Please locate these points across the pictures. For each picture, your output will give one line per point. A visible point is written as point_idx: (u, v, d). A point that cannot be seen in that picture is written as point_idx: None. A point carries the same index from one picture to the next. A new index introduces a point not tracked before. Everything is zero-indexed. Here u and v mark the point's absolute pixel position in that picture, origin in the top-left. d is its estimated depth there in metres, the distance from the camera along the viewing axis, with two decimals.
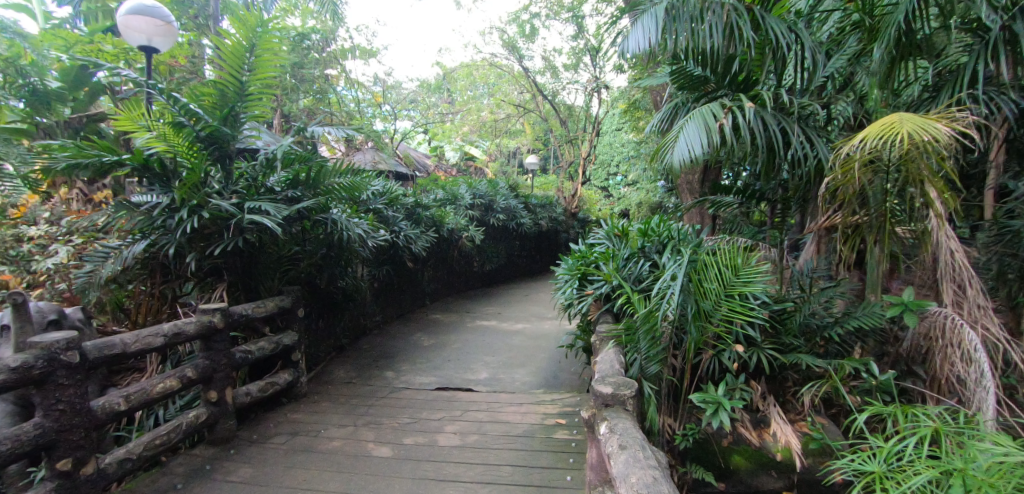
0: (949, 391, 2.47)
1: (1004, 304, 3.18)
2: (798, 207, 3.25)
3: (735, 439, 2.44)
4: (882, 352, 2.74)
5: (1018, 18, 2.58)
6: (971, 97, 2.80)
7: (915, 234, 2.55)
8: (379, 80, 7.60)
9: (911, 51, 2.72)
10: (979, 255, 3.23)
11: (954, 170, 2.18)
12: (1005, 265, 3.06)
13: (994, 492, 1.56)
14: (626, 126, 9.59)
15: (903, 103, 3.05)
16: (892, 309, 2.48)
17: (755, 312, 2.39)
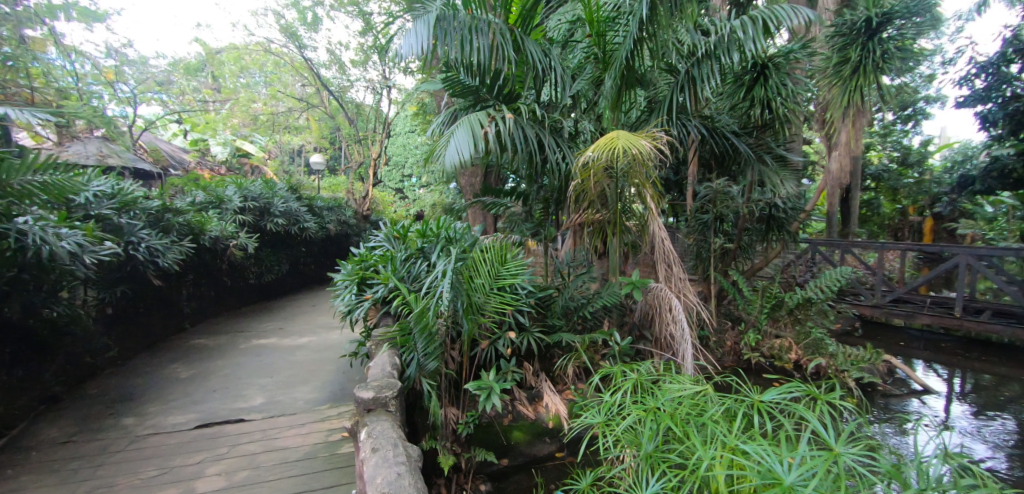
0: (666, 347, 3.09)
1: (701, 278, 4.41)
2: (558, 207, 3.62)
3: (514, 417, 2.71)
4: (623, 323, 3.34)
5: (694, 66, 3.48)
6: (667, 123, 3.65)
7: (639, 226, 3.16)
8: (113, 51, 6.06)
9: (632, 82, 3.38)
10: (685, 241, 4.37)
11: (658, 176, 2.77)
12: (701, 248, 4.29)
13: (678, 423, 1.72)
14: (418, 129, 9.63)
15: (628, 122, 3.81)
16: (625, 288, 3.03)
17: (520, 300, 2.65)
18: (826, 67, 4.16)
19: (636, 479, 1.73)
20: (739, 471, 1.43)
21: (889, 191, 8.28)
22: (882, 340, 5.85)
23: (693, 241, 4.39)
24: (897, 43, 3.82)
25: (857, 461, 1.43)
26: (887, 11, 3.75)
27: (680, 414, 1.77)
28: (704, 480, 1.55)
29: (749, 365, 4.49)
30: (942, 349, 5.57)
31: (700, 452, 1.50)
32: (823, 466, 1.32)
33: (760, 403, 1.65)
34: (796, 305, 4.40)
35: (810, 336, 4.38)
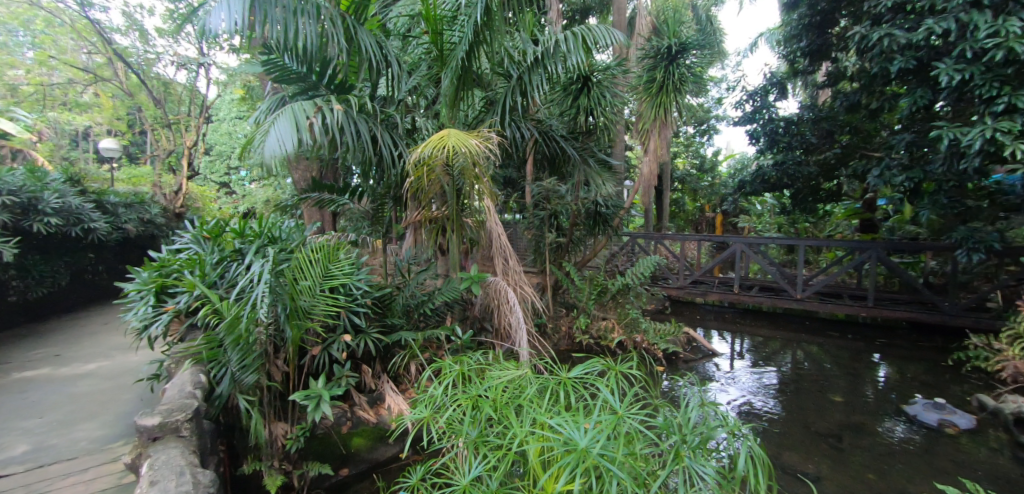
0: (506, 337, 3.19)
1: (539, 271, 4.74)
2: (395, 204, 3.54)
3: (354, 423, 2.59)
4: (464, 317, 3.41)
5: (525, 71, 3.69)
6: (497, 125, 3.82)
7: (474, 222, 3.24)
8: None
9: (469, 82, 3.45)
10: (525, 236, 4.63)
11: (487, 173, 2.88)
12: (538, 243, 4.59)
13: (504, 409, 1.81)
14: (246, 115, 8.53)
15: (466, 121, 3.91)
16: (464, 283, 3.10)
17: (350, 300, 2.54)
18: (638, 83, 4.78)
19: (461, 463, 1.77)
20: (547, 440, 1.58)
21: (691, 191, 10.03)
22: (684, 314, 6.89)
23: (531, 236, 4.89)
24: (692, 69, 4.54)
25: (639, 420, 1.68)
26: (683, 43, 4.44)
27: (502, 397, 1.88)
28: (520, 455, 1.67)
29: (581, 346, 4.94)
30: (726, 318, 6.77)
31: (516, 428, 1.62)
32: (611, 423, 1.53)
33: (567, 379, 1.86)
34: (617, 291, 4.99)
35: (629, 316, 4.98)
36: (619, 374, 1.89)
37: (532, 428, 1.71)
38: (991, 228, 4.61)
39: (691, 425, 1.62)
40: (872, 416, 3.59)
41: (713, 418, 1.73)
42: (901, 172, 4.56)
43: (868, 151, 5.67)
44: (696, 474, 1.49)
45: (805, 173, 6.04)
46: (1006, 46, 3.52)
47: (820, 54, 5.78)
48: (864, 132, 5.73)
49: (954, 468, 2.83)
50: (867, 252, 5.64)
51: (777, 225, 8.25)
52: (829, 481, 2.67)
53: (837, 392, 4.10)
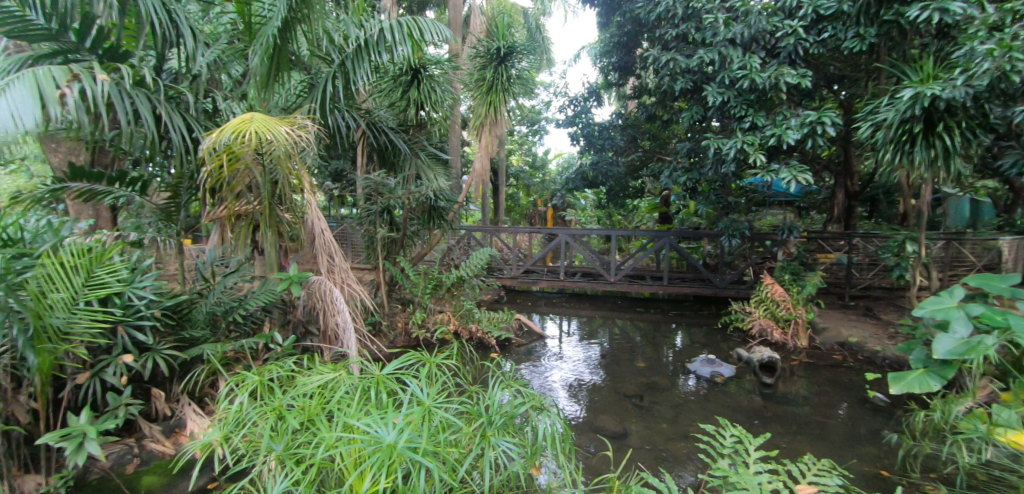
0: (336, 339, 2.92)
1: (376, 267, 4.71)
2: (191, 198, 3.09)
3: (144, 460, 2.16)
4: (286, 322, 3.05)
5: (348, 58, 3.50)
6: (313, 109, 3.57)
7: (292, 217, 2.96)
8: None
9: (283, 63, 3.13)
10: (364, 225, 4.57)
11: (301, 163, 2.66)
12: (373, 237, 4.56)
13: (320, 417, 1.68)
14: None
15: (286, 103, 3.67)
16: (281, 284, 2.82)
17: (127, 313, 2.16)
18: (470, 81, 4.87)
19: (264, 482, 1.60)
20: (354, 441, 1.52)
21: (525, 187, 10.81)
22: (517, 302, 7.24)
23: (363, 231, 4.68)
24: (520, 73, 4.74)
25: (444, 410, 1.71)
26: (511, 46, 4.62)
27: (314, 404, 1.75)
28: (328, 461, 1.57)
29: (418, 341, 4.88)
30: (554, 302, 7.28)
31: (323, 433, 1.53)
32: (419, 415, 1.55)
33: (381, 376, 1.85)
34: (452, 284, 5.03)
35: (464, 308, 5.05)
36: (433, 366, 1.94)
37: (342, 432, 1.62)
38: (745, 219, 5.77)
39: (496, 407, 1.75)
40: (667, 375, 4.21)
41: (516, 399, 1.87)
42: (684, 173, 5.44)
43: (662, 154, 6.70)
44: (502, 450, 1.59)
45: (616, 172, 6.82)
46: (750, 78, 4.40)
47: (627, 69, 6.55)
48: (660, 139, 6.64)
49: (722, 409, 3.46)
50: (662, 239, 6.61)
51: (597, 218, 9.15)
52: (633, 436, 3.05)
53: (643, 359, 4.73)
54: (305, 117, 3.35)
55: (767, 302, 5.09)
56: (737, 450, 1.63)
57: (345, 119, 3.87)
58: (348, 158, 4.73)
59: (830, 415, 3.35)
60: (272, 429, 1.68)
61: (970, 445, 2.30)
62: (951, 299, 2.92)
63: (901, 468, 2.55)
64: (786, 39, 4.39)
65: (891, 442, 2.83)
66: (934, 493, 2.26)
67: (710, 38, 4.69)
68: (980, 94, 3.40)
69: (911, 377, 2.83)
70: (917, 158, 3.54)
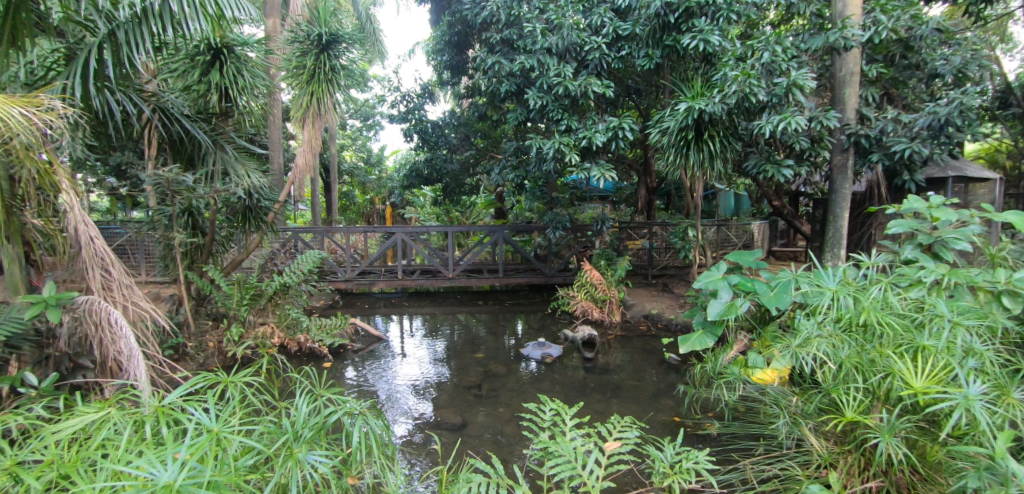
0: (118, 370, 2.40)
1: (177, 279, 4.11)
2: None
3: None
4: (42, 359, 2.43)
5: (118, 30, 2.93)
6: (68, 89, 2.90)
7: (43, 222, 2.38)
8: None
9: (21, 26, 2.48)
10: (159, 232, 3.90)
11: (49, 154, 2.16)
12: (170, 246, 3.93)
13: (80, 470, 1.36)
14: None
15: (29, 79, 2.93)
16: (31, 310, 2.25)
17: None
18: (287, 68, 4.44)
19: None
20: (120, 490, 1.28)
21: (360, 184, 10.34)
22: (354, 305, 6.87)
23: (157, 239, 3.99)
24: (346, 65, 4.45)
25: (239, 434, 1.53)
26: (335, 34, 4.32)
27: (71, 454, 1.43)
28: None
29: (236, 360, 4.32)
30: (394, 302, 7.07)
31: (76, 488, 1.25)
32: (206, 443, 1.38)
33: (162, 407, 1.61)
34: (274, 292, 4.53)
35: (290, 317, 4.60)
36: (231, 387, 1.73)
37: (107, 482, 1.35)
38: (566, 212, 6.30)
39: (303, 420, 1.63)
40: (504, 362, 4.41)
41: (336, 408, 1.78)
42: (512, 170, 5.73)
43: (493, 153, 6.89)
44: (312, 465, 1.51)
45: (449, 169, 6.88)
46: (564, 84, 4.80)
47: (459, 69, 6.63)
48: (492, 138, 6.81)
49: (551, 386, 3.75)
50: (496, 233, 6.89)
51: (435, 215, 9.14)
52: (471, 424, 3.13)
53: (482, 349, 4.88)
54: (58, 98, 2.71)
55: (586, 286, 5.67)
56: (555, 422, 1.77)
57: (118, 104, 3.24)
58: (132, 150, 3.99)
59: (637, 378, 3.86)
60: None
61: (731, 386, 2.85)
62: (717, 272, 3.57)
63: (687, 413, 3.06)
64: (593, 52, 4.89)
65: (680, 394, 3.37)
66: (710, 429, 2.77)
67: (530, 45, 5.01)
68: (732, 109, 4.18)
69: (693, 338, 3.41)
70: (691, 159, 4.26)
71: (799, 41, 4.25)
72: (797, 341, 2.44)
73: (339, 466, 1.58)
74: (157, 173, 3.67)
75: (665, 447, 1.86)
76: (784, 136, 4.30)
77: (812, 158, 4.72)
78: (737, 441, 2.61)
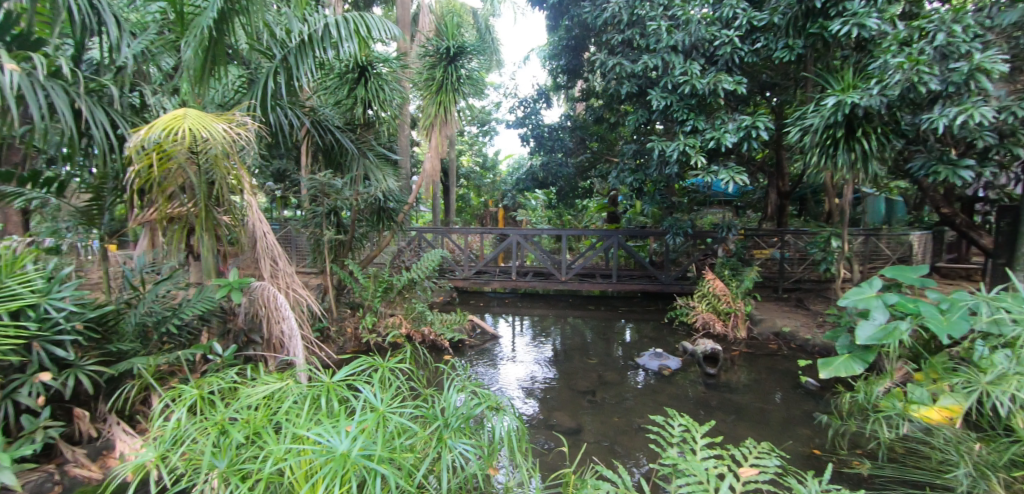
0: (281, 347, 2.78)
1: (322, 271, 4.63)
2: (117, 202, 2.90)
3: (69, 485, 2.03)
4: (225, 331, 2.90)
5: (290, 55, 3.38)
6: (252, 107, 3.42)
7: (230, 218, 2.82)
8: None
9: (220, 58, 2.98)
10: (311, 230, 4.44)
11: (238, 162, 2.54)
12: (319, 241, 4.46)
13: (265, 432, 1.59)
14: None
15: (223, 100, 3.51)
16: (220, 290, 2.68)
17: (58, 326, 2.07)
18: (419, 80, 4.78)
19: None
20: (305, 452, 1.47)
21: (476, 187, 10.81)
22: (469, 303, 7.20)
23: (309, 234, 4.55)
24: (470, 73, 4.67)
25: (399, 414, 1.69)
26: (461, 46, 4.57)
27: (261, 415, 1.67)
28: (277, 475, 1.51)
29: (368, 346, 4.76)
30: (507, 302, 7.27)
31: (270, 447, 1.47)
32: (373, 420, 1.54)
33: (332, 383, 1.81)
34: (403, 286, 4.95)
35: (415, 310, 4.95)
36: (385, 370, 1.90)
37: (292, 443, 1.57)
38: (688, 218, 6.00)
39: (452, 409, 1.74)
40: (618, 370, 4.31)
41: (472, 400, 1.88)
42: (631, 173, 5.55)
43: (609, 156, 6.79)
44: (458, 452, 1.59)
45: (564, 173, 6.86)
46: (691, 83, 4.58)
47: (575, 72, 6.63)
48: (607, 141, 6.73)
49: (671, 400, 3.59)
50: (611, 238, 6.75)
51: (547, 218, 9.28)
52: (586, 430, 3.11)
53: (594, 354, 4.82)
54: (245, 115, 3.22)
55: (709, 297, 5.33)
56: (685, 438, 1.68)
57: (287, 119, 3.74)
58: (292, 157, 4.58)
59: (766, 401, 3.54)
60: (215, 446, 1.58)
61: (890, 421, 2.50)
62: (871, 289, 3.16)
63: (831, 446, 2.73)
64: (722, 47, 4.60)
65: (822, 423, 3.03)
66: (860, 467, 2.45)
67: (653, 44, 4.86)
68: (893, 103, 3.69)
69: (837, 362, 3.03)
70: (840, 160, 3.79)
71: (982, 19, 3.63)
72: (988, 378, 2.14)
73: (482, 456, 1.65)
74: (314, 178, 4.22)
75: (809, 481, 1.66)
76: (961, 132, 3.67)
77: (997, 159, 3.98)
78: (893, 487, 2.21)
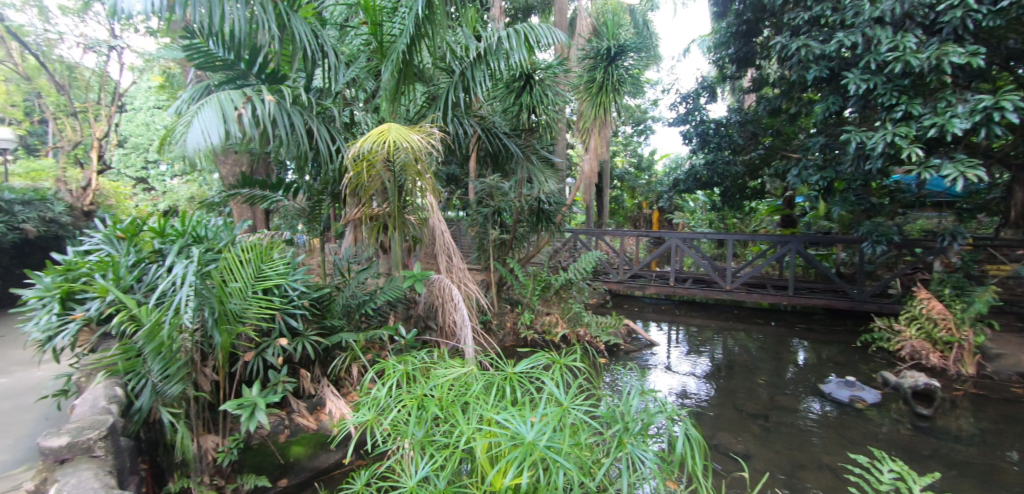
0: (454, 335, 3.05)
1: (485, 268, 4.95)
2: (332, 202, 3.45)
3: (293, 431, 2.52)
4: (408, 316, 3.29)
5: (466, 69, 3.69)
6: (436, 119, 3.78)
7: (417, 218, 3.17)
8: None
9: (410, 78, 3.38)
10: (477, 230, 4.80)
11: (427, 169, 2.84)
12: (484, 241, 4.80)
13: (449, 412, 1.76)
14: (163, 103, 7.84)
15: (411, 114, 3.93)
16: (407, 281, 3.03)
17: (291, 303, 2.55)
18: (579, 82, 4.81)
19: (405, 465, 1.72)
20: (497, 435, 1.57)
21: (630, 188, 10.52)
22: (623, 307, 7.08)
23: (475, 233, 4.91)
24: (629, 71, 4.58)
25: (583, 410, 1.70)
26: (622, 45, 4.47)
27: (449, 396, 1.84)
28: (467, 453, 1.67)
29: (525, 342, 4.97)
30: (664, 309, 6.97)
31: (463, 426, 1.60)
32: (558, 415, 1.57)
33: (514, 373, 1.90)
34: (560, 286, 5.12)
35: (572, 310, 5.07)
36: (563, 367, 1.91)
37: (479, 424, 1.70)
38: (893, 224, 5.06)
39: (633, 414, 1.68)
40: (797, 395, 3.83)
41: (654, 408, 1.79)
42: (818, 171, 4.86)
43: (786, 151, 6.07)
44: (639, 460, 1.55)
45: (734, 172, 6.30)
46: (903, 60, 3.85)
47: (745, 61, 6.04)
48: (784, 134, 6.02)
49: (868, 440, 3.08)
50: (788, 244, 5.95)
51: (709, 221, 8.63)
52: (759, 458, 2.84)
53: (764, 374, 4.35)
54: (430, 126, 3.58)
55: (920, 320, 4.43)
56: (896, 487, 1.42)
57: (465, 128, 4.08)
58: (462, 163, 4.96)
59: (1006, 457, 2.84)
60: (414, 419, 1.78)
61: None
62: None
63: None
64: (949, 12, 3.80)
65: None
66: None
67: (851, 19, 4.22)
68: None
69: None
70: None
71: None
72: None
73: (665, 468, 1.57)
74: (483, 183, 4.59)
75: None
76: None
77: None
78: None
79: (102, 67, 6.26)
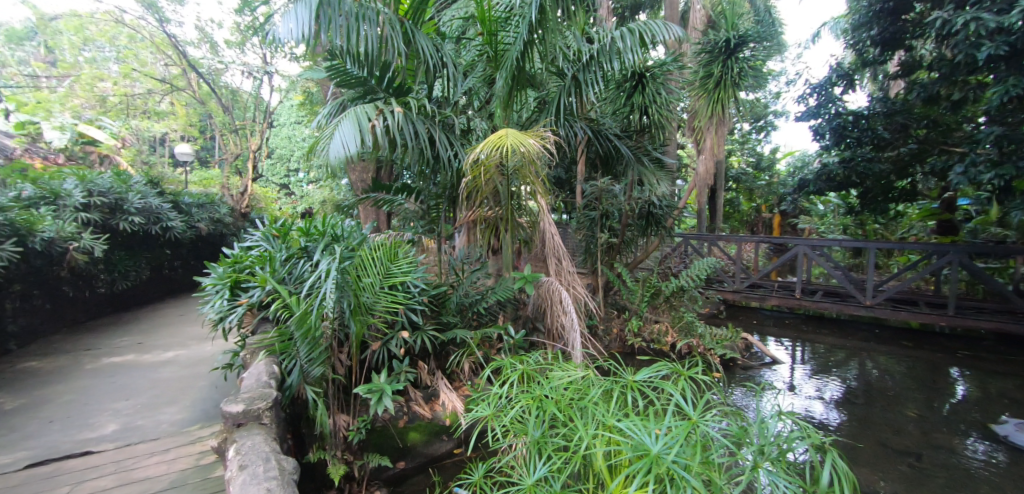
0: (561, 338, 3.07)
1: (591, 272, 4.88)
2: (448, 204, 3.64)
3: (410, 418, 2.75)
4: (517, 316, 3.37)
5: (578, 72, 3.69)
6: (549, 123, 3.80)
7: (529, 221, 3.22)
8: None
9: (522, 83, 3.45)
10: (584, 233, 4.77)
11: (539, 172, 2.88)
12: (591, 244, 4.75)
13: (563, 415, 1.77)
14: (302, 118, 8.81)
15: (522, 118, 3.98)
16: (518, 282, 3.10)
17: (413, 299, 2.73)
18: (693, 79, 4.57)
19: (522, 463, 1.76)
20: (619, 445, 1.55)
21: (747, 191, 9.77)
22: (740, 318, 6.59)
23: (582, 237, 4.87)
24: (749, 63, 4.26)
25: (711, 427, 1.61)
26: (743, 35, 4.15)
27: (564, 399, 1.85)
28: (584, 458, 1.66)
29: (633, 350, 4.84)
30: (787, 324, 6.38)
31: (581, 432, 1.60)
32: (683, 429, 1.50)
33: (634, 381, 1.85)
34: (671, 293, 4.90)
35: (684, 320, 4.87)
36: (687, 378, 1.82)
37: (598, 430, 1.68)
38: None
39: (767, 436, 1.56)
40: (959, 432, 3.29)
41: (791, 431, 1.64)
42: (994, 169, 4.08)
43: (946, 146, 5.24)
44: (772, 486, 1.44)
45: (878, 170, 5.58)
46: None
47: (892, 43, 5.31)
48: (943, 125, 5.21)
49: None
50: (947, 255, 5.13)
51: (842, 227, 7.72)
52: None
53: (914, 405, 3.80)
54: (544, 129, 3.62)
55: None
56: None
57: (577, 131, 4.06)
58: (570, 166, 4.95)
59: None
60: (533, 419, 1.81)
61: None
62: None
63: None
64: None
65: None
66: None
67: None
68: None
69: None
70: None
71: None
72: None
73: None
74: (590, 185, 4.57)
75: None
76: None
77: None
78: None
79: (257, 89, 7.21)
